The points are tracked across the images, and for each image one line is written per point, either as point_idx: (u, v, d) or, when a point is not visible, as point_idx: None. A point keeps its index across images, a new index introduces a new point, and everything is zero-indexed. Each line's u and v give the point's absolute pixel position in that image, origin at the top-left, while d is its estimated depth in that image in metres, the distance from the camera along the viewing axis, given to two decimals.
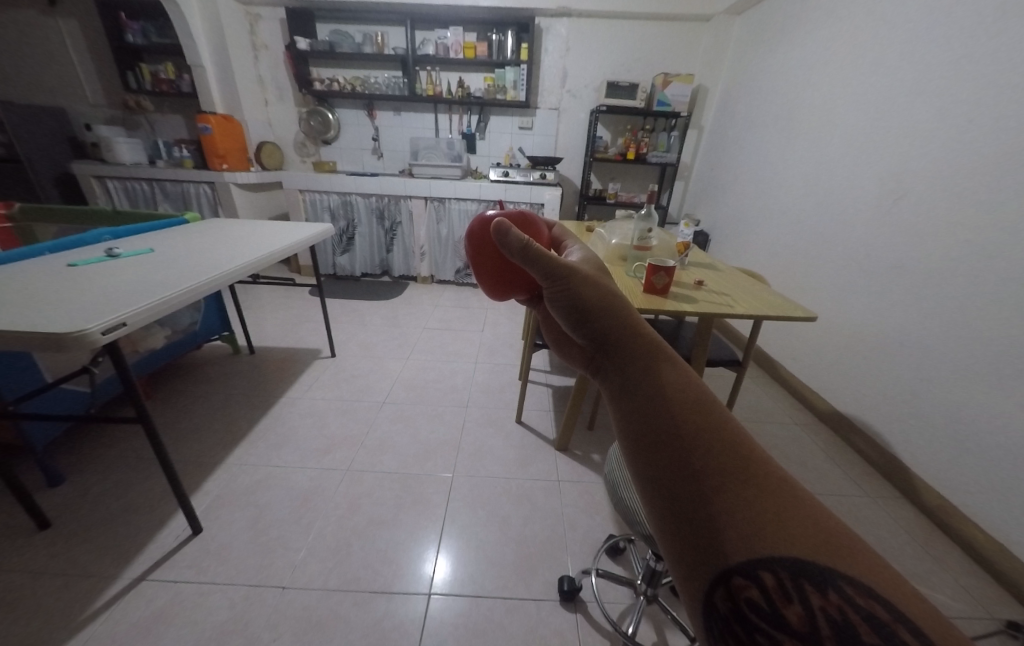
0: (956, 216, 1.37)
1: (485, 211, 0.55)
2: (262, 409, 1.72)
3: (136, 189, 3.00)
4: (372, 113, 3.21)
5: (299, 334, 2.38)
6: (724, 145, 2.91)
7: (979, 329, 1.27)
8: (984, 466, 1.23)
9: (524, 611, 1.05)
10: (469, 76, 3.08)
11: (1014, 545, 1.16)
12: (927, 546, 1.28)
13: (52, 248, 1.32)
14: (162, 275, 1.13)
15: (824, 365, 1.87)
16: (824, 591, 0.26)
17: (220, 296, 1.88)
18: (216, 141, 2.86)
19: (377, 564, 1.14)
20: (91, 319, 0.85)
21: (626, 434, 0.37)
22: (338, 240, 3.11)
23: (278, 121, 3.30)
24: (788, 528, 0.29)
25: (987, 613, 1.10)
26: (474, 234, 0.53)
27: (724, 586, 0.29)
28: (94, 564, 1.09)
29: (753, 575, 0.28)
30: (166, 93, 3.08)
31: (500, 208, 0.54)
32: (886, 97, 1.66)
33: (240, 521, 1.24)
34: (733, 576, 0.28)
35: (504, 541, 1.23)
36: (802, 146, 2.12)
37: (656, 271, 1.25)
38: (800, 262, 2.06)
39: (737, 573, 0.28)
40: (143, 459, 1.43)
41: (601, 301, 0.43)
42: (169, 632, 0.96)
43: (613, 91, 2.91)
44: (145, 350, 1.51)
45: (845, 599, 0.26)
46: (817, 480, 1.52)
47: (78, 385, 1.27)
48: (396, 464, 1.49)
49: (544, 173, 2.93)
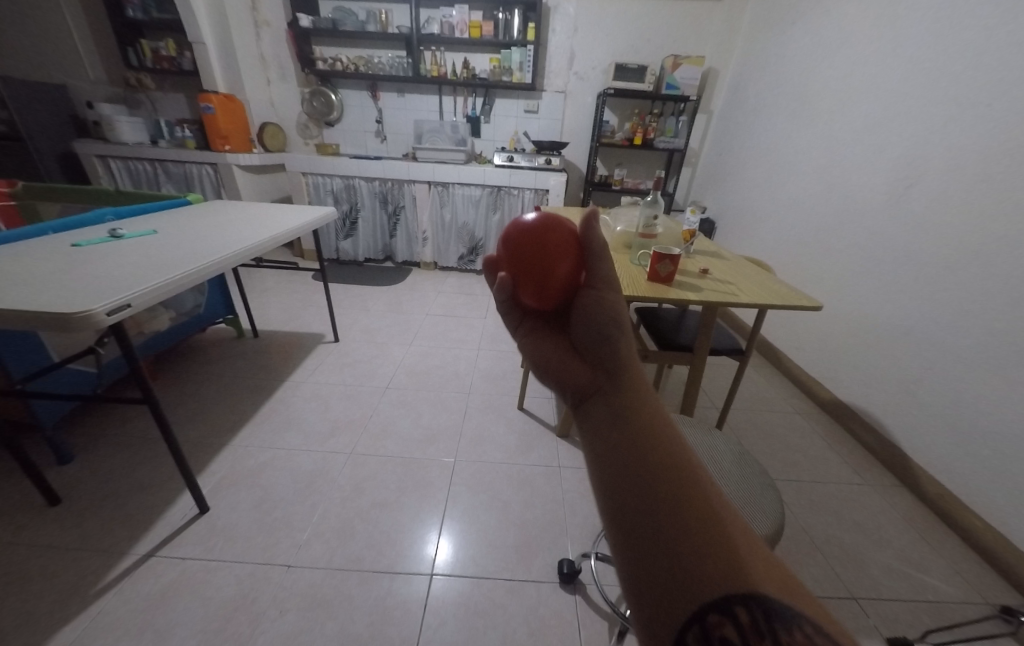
0: (968, 206, 1.35)
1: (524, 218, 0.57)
2: (266, 392, 1.74)
3: (138, 170, 2.98)
4: (375, 95, 3.16)
5: (302, 318, 2.39)
6: (734, 130, 2.86)
7: (987, 319, 1.26)
8: (987, 457, 1.23)
9: (525, 591, 1.07)
10: (474, 57, 3.02)
11: (1012, 534, 1.17)
12: (924, 534, 1.29)
13: (55, 227, 1.31)
14: (166, 256, 1.13)
15: (827, 355, 1.86)
16: (786, 628, 0.29)
17: (224, 278, 1.88)
18: (218, 122, 2.83)
19: (380, 545, 1.16)
20: (97, 299, 0.85)
21: (604, 463, 0.38)
22: (341, 224, 3.09)
23: (281, 102, 3.26)
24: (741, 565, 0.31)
25: (981, 599, 1.11)
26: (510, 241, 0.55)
27: (696, 621, 0.29)
28: (104, 540, 1.11)
29: (728, 613, 0.29)
30: (167, 71, 3.04)
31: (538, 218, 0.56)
32: (900, 81, 1.62)
33: (245, 501, 1.26)
34: (709, 613, 0.29)
35: (505, 523, 1.25)
36: (813, 132, 2.08)
37: (660, 258, 1.23)
38: (807, 252, 2.04)
39: (711, 609, 0.29)
40: (150, 439, 1.45)
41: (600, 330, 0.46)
42: (178, 605, 0.99)
43: (621, 74, 2.86)
44: (150, 332, 1.52)
45: (806, 636, 0.28)
46: (816, 468, 1.53)
47: (85, 364, 1.28)
48: (399, 448, 1.51)
49: (549, 158, 2.89)
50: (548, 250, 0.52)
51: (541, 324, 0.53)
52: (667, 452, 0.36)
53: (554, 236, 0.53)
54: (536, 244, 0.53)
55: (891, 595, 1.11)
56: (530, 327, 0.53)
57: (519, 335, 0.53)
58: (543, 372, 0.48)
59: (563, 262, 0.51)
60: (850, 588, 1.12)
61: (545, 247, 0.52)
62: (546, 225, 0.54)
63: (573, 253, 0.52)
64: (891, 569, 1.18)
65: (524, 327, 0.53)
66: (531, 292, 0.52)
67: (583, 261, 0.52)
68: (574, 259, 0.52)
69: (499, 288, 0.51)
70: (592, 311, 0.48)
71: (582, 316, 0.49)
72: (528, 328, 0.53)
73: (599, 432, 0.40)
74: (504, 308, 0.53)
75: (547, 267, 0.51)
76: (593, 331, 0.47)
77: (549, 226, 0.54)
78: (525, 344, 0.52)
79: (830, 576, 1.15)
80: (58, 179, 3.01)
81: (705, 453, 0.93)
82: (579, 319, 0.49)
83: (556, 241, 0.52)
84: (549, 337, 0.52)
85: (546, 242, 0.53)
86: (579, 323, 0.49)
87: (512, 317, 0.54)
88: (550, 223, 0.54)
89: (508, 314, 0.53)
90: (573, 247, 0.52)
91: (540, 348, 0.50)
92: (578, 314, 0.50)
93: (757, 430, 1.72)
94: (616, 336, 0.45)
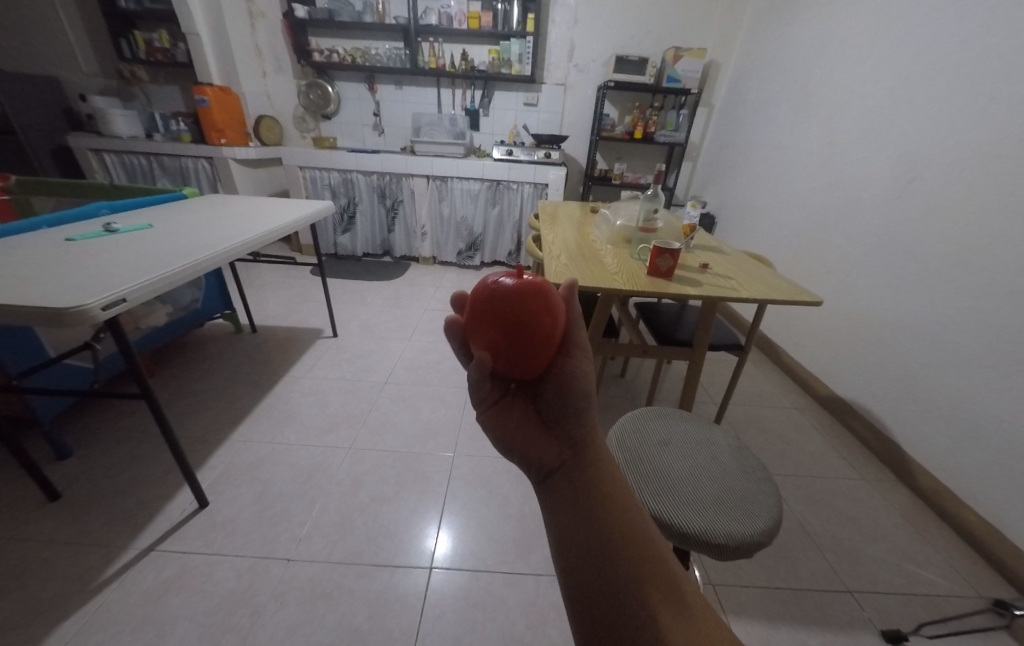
0: (971, 200, 1.33)
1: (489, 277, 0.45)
2: (264, 388, 1.74)
3: (134, 164, 2.95)
4: (373, 87, 3.13)
5: (300, 313, 2.38)
6: (735, 124, 2.83)
7: (988, 315, 1.26)
8: (984, 452, 1.24)
9: (523, 585, 1.08)
10: (473, 49, 2.98)
11: (1008, 529, 1.17)
12: (920, 529, 1.30)
13: (49, 222, 1.30)
14: (161, 251, 1.12)
15: (826, 351, 1.86)
16: None
17: (221, 273, 1.87)
18: (213, 115, 2.80)
19: (379, 539, 1.17)
20: (92, 295, 0.84)
21: (568, 544, 0.35)
22: (339, 218, 3.07)
23: (278, 95, 3.22)
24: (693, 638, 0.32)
25: (976, 593, 1.12)
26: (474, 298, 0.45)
27: None
28: (103, 535, 1.11)
29: None
30: (161, 63, 3.00)
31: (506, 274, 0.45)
32: (904, 73, 1.60)
33: (245, 496, 1.26)
34: None
35: (503, 518, 1.26)
36: (815, 125, 2.06)
37: (660, 253, 1.22)
38: (807, 247, 2.03)
39: None
40: (149, 434, 1.45)
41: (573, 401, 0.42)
42: (178, 599, 1.00)
43: (622, 66, 2.82)
44: (147, 327, 1.51)
45: None
46: (813, 464, 1.54)
47: (82, 360, 1.28)
48: (397, 443, 1.51)
49: (549, 152, 2.87)
50: (533, 320, 0.41)
51: (506, 393, 0.45)
52: (627, 528, 0.35)
53: (538, 299, 0.42)
54: (517, 306, 0.42)
55: (887, 589, 1.12)
56: (494, 398, 0.44)
57: (482, 411, 0.43)
58: (509, 451, 0.41)
59: (549, 332, 0.42)
60: (847, 581, 1.13)
61: (526, 312, 0.42)
62: (527, 287, 0.42)
63: (557, 317, 0.43)
64: (888, 563, 1.19)
65: (488, 399, 0.43)
66: (507, 363, 0.43)
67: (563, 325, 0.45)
68: (559, 325, 0.43)
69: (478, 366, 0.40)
70: (569, 382, 0.43)
71: (554, 384, 0.43)
72: (492, 400, 0.44)
73: (564, 510, 0.37)
74: (473, 384, 0.42)
75: (533, 340, 0.41)
76: (566, 402, 0.42)
77: (531, 288, 0.43)
78: (493, 421, 0.42)
79: (827, 570, 1.16)
80: (52, 173, 2.99)
81: (704, 448, 0.93)
82: (552, 388, 0.43)
83: (538, 303, 0.42)
84: (516, 407, 0.44)
85: (526, 306, 0.42)
86: (550, 392, 0.43)
87: (479, 390, 0.42)
88: (535, 285, 0.43)
89: (477, 391, 0.42)
90: (559, 311, 0.44)
91: (505, 423, 0.43)
92: (549, 380, 0.43)
93: (755, 426, 1.72)
94: (587, 407, 0.42)
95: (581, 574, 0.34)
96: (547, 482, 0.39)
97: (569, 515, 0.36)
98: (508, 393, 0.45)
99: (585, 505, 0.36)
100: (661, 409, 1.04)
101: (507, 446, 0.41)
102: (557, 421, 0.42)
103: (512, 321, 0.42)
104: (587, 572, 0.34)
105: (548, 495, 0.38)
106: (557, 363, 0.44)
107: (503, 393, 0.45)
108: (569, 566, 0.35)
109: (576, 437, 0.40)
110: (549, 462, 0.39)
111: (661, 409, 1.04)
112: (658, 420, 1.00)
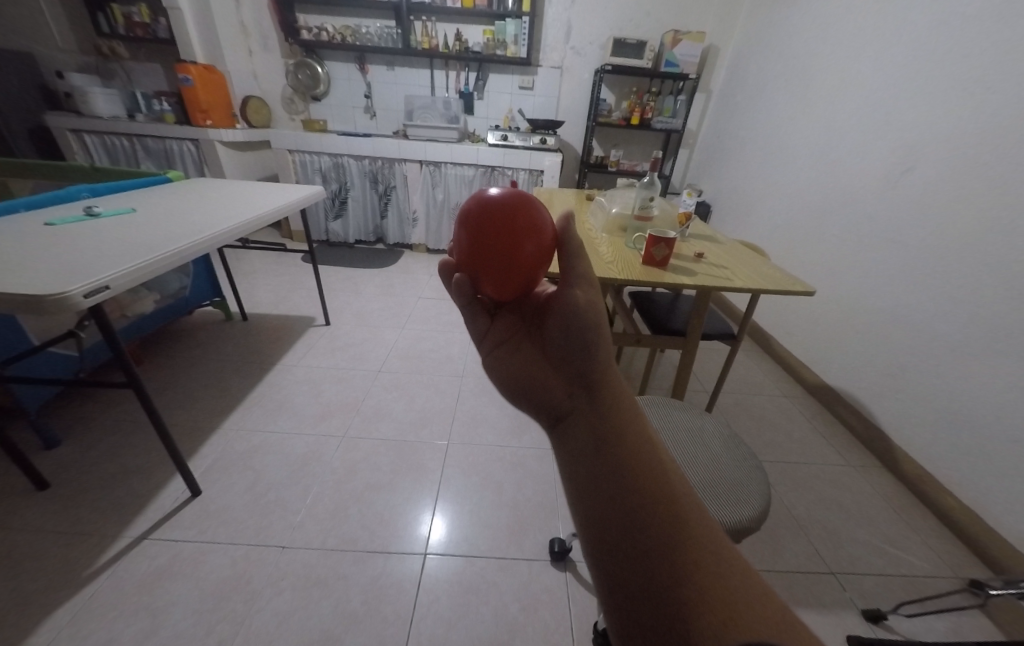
0: (966, 192, 1.33)
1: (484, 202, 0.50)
2: (255, 376, 1.72)
3: (116, 146, 2.86)
4: (364, 68, 3.04)
5: (291, 301, 2.35)
6: (733, 111, 2.81)
7: (977, 305, 1.27)
8: (966, 439, 1.27)
9: (516, 570, 1.10)
10: (467, 28, 2.89)
11: (985, 512, 1.21)
12: (902, 513, 1.34)
13: (28, 204, 1.26)
14: (147, 237, 1.09)
15: (817, 340, 1.88)
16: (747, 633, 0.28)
17: (210, 260, 1.83)
18: (198, 94, 2.71)
19: (373, 525, 1.18)
20: (73, 282, 0.82)
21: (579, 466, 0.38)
22: (330, 203, 3.01)
23: (264, 74, 3.11)
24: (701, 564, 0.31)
25: (951, 573, 1.16)
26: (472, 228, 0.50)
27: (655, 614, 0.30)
28: (95, 524, 1.11)
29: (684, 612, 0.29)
30: (141, 39, 2.89)
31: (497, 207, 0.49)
32: (903, 60, 1.58)
33: (239, 484, 1.26)
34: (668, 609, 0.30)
35: (498, 504, 1.27)
36: (812, 112, 2.04)
37: (655, 242, 1.22)
38: (801, 236, 2.03)
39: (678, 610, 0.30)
40: (138, 423, 1.43)
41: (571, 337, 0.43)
42: (173, 585, 1.00)
43: (620, 49, 2.76)
44: (135, 315, 1.49)
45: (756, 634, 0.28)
46: (801, 450, 1.57)
47: (66, 348, 1.26)
48: (392, 431, 1.51)
49: (544, 138, 2.83)
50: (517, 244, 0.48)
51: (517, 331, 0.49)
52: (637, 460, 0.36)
53: (524, 216, 0.49)
54: (496, 236, 0.48)
55: (867, 570, 1.16)
56: (497, 339, 0.49)
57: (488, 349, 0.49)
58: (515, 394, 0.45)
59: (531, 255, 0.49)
60: (830, 564, 1.17)
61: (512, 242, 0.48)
62: (512, 201, 0.49)
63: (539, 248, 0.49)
64: (870, 545, 1.23)
65: (491, 340, 0.49)
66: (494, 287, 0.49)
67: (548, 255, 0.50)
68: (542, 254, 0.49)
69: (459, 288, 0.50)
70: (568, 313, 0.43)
71: (557, 321, 0.44)
72: (497, 340, 0.49)
73: (565, 458, 0.40)
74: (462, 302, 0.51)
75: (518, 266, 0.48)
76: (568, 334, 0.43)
77: (515, 205, 0.49)
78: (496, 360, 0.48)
79: (812, 553, 1.19)
80: (30, 155, 2.88)
81: (695, 435, 0.94)
82: (556, 325, 0.44)
83: (527, 233, 0.48)
84: (522, 346, 0.48)
85: (515, 231, 0.48)
86: (555, 330, 0.44)
87: (480, 326, 0.50)
88: (517, 202, 0.49)
89: (475, 328, 0.50)
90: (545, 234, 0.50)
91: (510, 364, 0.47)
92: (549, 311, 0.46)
93: (746, 414, 1.74)
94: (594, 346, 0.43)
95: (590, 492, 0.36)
96: (559, 426, 0.42)
97: (569, 466, 0.39)
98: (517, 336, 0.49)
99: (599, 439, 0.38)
100: (656, 397, 1.04)
101: (510, 385, 0.46)
102: (562, 355, 0.44)
103: (505, 240, 0.48)
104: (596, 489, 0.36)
105: (557, 436, 0.41)
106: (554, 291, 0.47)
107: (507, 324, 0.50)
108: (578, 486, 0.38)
109: (585, 373, 0.42)
110: (562, 404, 0.42)
111: (649, 399, 1.04)
112: (650, 409, 1.01)
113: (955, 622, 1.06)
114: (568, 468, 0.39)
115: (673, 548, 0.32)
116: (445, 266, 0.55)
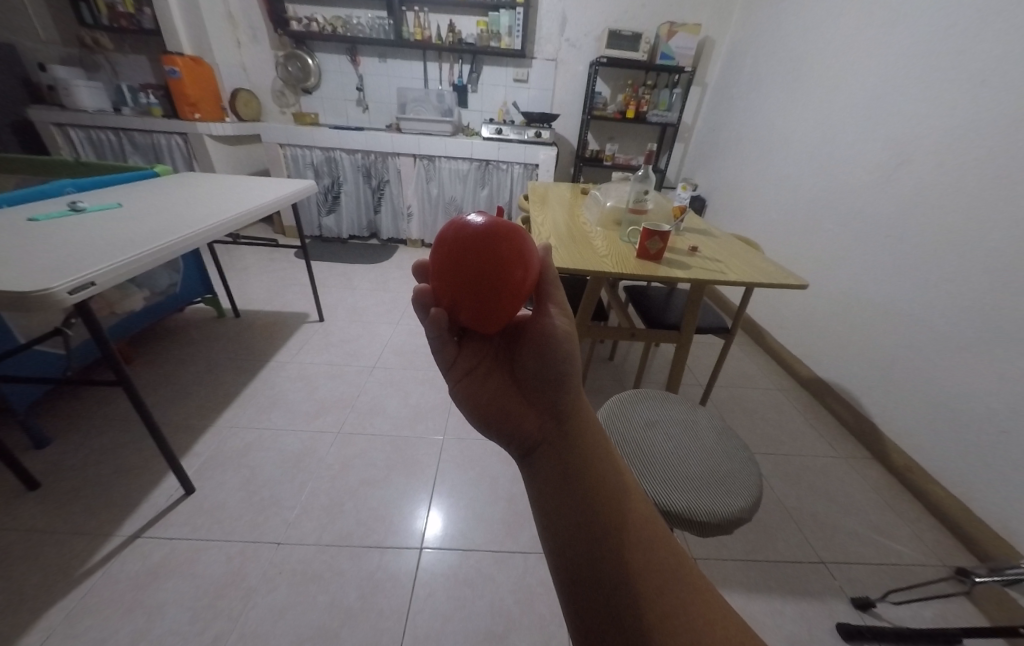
0: (957, 186, 1.34)
1: (467, 218, 0.45)
2: (249, 373, 1.71)
3: (102, 140, 2.81)
4: (355, 60, 2.99)
5: (284, 297, 2.33)
6: (728, 104, 2.80)
7: (967, 299, 1.28)
8: (955, 430, 1.29)
9: (512, 563, 1.10)
10: (460, 20, 2.85)
11: (972, 502, 1.23)
12: (891, 503, 1.36)
13: (9, 200, 1.24)
14: (134, 232, 1.07)
15: (810, 333, 1.89)
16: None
17: (200, 255, 1.81)
18: (185, 87, 2.66)
19: (369, 520, 1.18)
20: (57, 278, 0.80)
21: (552, 502, 0.37)
22: (323, 198, 2.97)
23: (254, 66, 3.05)
24: (666, 589, 0.34)
25: (939, 562, 1.18)
26: (450, 245, 0.44)
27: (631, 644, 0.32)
28: (88, 523, 1.10)
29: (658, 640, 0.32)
30: (126, 30, 2.82)
31: (482, 222, 0.44)
32: (898, 53, 1.58)
33: (233, 481, 1.26)
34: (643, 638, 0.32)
35: (493, 498, 1.28)
36: (807, 105, 2.04)
37: (650, 236, 1.21)
38: (795, 230, 2.04)
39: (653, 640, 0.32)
40: (129, 421, 1.42)
41: (546, 367, 0.43)
42: (167, 583, 1.00)
43: (615, 41, 2.74)
44: (124, 312, 1.47)
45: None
46: (793, 442, 1.58)
47: (53, 347, 1.24)
48: (387, 426, 1.51)
49: (539, 132, 2.81)
50: (505, 264, 0.43)
51: (483, 358, 0.45)
52: (610, 492, 0.37)
53: (510, 245, 0.44)
54: (479, 262, 0.43)
55: (857, 559, 1.18)
56: (467, 368, 0.44)
57: (455, 380, 0.43)
58: (486, 427, 0.42)
59: (519, 281, 0.43)
60: (821, 553, 1.19)
61: (497, 259, 0.43)
62: (497, 227, 0.44)
63: (528, 269, 0.45)
64: (860, 535, 1.25)
65: (460, 368, 0.43)
66: (471, 313, 0.44)
67: (533, 279, 0.47)
68: (530, 276, 0.45)
69: (433, 320, 0.42)
70: (546, 343, 0.43)
71: (534, 348, 0.43)
72: (466, 369, 0.43)
73: (535, 494, 0.39)
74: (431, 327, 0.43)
75: (503, 284, 0.42)
76: (543, 367, 0.43)
77: (500, 231, 0.44)
78: (465, 390, 0.42)
79: (803, 544, 1.21)
80: (14, 150, 2.82)
81: (688, 429, 0.94)
82: (532, 352, 0.44)
83: (512, 252, 0.44)
84: (492, 375, 0.44)
85: (500, 250, 0.44)
86: (530, 356, 0.43)
87: (447, 354, 0.43)
88: (504, 229, 0.44)
89: (442, 354, 0.43)
90: (532, 259, 0.46)
91: (480, 391, 0.43)
92: (525, 344, 0.44)
93: (740, 407, 1.75)
94: (569, 378, 0.42)
95: (564, 529, 0.36)
96: (530, 460, 0.40)
97: (541, 504, 0.38)
98: (485, 362, 0.45)
99: (573, 475, 0.38)
100: (648, 392, 1.04)
101: (480, 417, 0.42)
102: (535, 385, 0.43)
103: (489, 258, 0.43)
104: (571, 527, 0.36)
105: (528, 469, 0.40)
106: (531, 323, 0.45)
107: (475, 346, 0.46)
108: (551, 522, 0.37)
109: (557, 405, 0.41)
110: (532, 438, 0.40)
111: (645, 392, 1.04)
112: (643, 403, 1.01)
113: (942, 609, 1.09)
114: (538, 502, 0.38)
115: (644, 580, 0.34)
116: (419, 296, 0.45)
